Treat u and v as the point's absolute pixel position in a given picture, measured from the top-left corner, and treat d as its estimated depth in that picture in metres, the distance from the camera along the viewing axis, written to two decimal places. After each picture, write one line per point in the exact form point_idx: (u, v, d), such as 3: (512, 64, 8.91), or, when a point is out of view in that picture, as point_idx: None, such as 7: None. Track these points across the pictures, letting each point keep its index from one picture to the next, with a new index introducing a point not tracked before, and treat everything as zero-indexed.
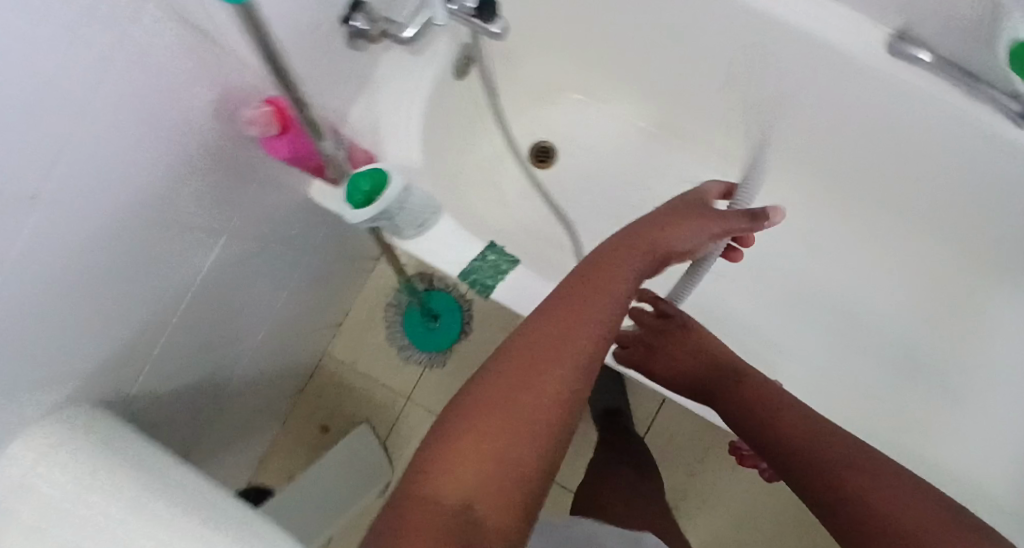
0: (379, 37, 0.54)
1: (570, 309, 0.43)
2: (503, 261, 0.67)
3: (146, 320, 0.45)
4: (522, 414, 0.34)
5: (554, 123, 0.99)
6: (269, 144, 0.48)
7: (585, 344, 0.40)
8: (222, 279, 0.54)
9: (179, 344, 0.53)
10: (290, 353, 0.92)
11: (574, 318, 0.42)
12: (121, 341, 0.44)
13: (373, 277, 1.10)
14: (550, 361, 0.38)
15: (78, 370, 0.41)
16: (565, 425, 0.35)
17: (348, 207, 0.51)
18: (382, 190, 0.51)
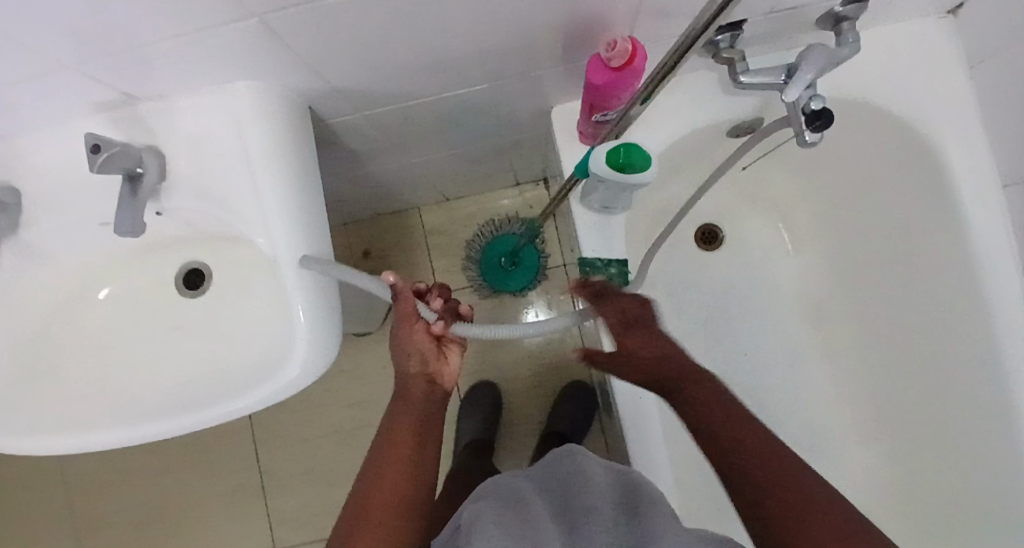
0: (724, 58, 0.59)
1: (398, 418, 0.47)
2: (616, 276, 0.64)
3: (352, 40, 0.44)
4: (378, 517, 0.41)
5: (745, 226, 0.96)
6: (598, 68, 0.49)
7: (410, 457, 0.44)
8: (427, 71, 0.55)
9: (354, 85, 0.54)
10: (396, 182, 0.96)
11: (398, 428, 0.46)
12: (320, 39, 0.43)
13: (501, 192, 1.15)
14: (392, 458, 0.44)
15: (265, 27, 0.40)
16: (417, 503, 0.43)
17: (604, 162, 0.52)
18: (638, 167, 0.53)
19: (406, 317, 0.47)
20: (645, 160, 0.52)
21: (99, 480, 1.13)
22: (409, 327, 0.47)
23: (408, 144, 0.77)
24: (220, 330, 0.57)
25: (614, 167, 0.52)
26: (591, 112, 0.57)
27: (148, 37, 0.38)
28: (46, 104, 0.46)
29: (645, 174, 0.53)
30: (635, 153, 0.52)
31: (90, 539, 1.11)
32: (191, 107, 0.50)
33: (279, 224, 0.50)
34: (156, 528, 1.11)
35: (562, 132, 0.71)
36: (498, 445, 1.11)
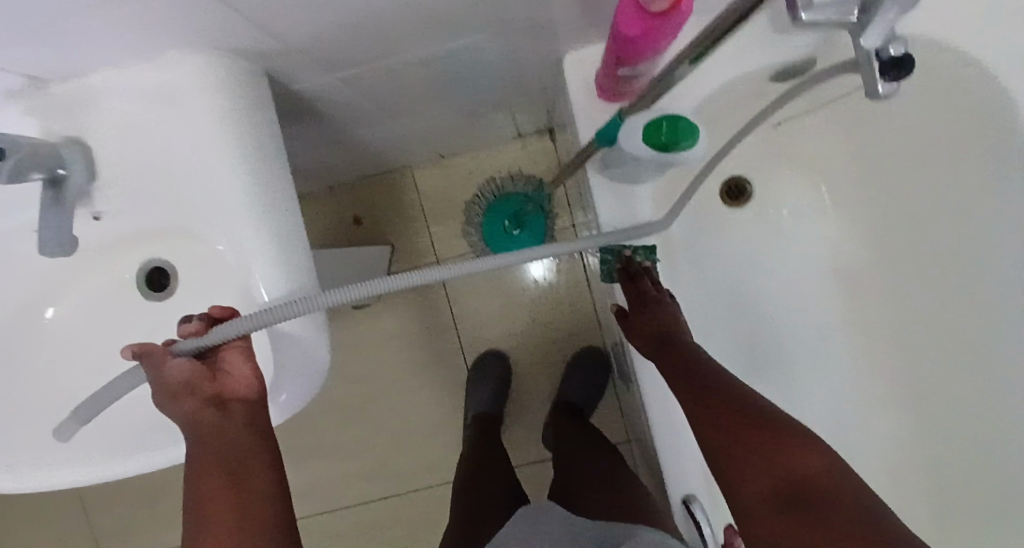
0: None
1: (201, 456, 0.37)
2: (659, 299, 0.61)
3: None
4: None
5: (777, 180, 0.86)
6: (630, 19, 0.38)
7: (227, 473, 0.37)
8: (416, 20, 0.44)
9: (329, 42, 0.44)
10: (385, 142, 0.85)
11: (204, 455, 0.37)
12: None
13: (502, 147, 1.04)
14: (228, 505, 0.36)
15: None
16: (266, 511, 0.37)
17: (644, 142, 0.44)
18: (686, 141, 0.44)
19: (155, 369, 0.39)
20: (690, 141, 0.44)
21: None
22: (157, 377, 0.38)
23: (393, 99, 0.66)
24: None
25: (657, 148, 0.44)
26: (622, 67, 0.46)
27: (57, 3, 0.27)
28: None
29: (693, 150, 0.44)
30: (678, 125, 0.43)
31: (99, 513, 1.11)
32: (120, 87, 0.39)
33: (243, 230, 0.40)
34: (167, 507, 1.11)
35: (580, 85, 0.60)
36: (508, 413, 1.08)
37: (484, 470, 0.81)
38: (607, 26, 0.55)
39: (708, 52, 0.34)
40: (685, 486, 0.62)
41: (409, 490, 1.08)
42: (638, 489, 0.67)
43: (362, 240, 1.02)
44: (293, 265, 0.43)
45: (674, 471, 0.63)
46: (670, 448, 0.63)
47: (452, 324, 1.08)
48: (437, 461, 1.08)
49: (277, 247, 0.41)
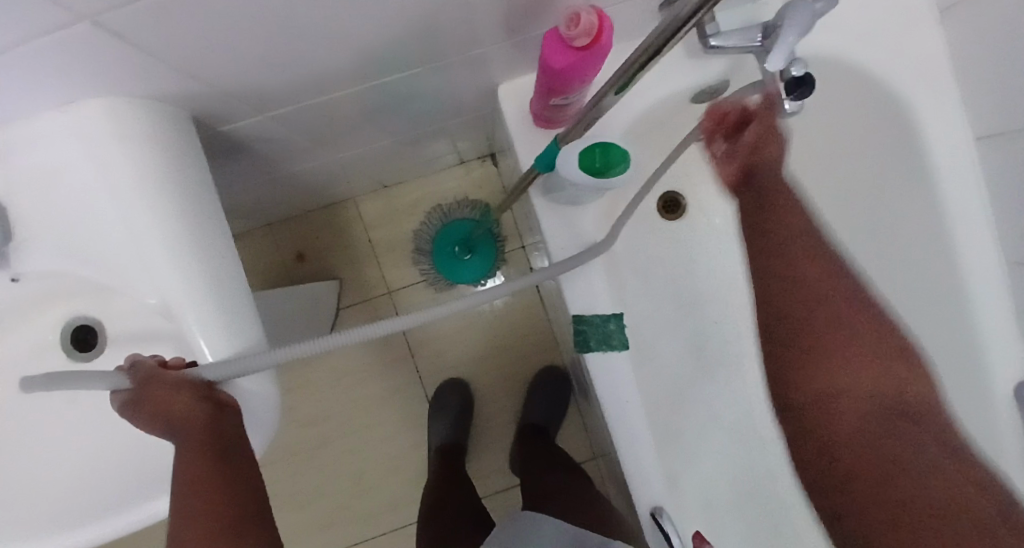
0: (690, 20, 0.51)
1: (189, 515, 0.35)
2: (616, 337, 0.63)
3: (240, 33, 0.34)
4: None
5: (708, 191, 0.92)
6: (557, 49, 0.40)
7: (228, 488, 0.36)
8: (345, 58, 0.44)
9: (256, 83, 0.43)
10: (327, 176, 0.84)
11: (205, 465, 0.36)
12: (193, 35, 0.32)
13: (447, 174, 1.04)
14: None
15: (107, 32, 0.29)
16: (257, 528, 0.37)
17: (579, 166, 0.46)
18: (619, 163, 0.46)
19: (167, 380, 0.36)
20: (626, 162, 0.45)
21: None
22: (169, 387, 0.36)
23: (332, 133, 0.65)
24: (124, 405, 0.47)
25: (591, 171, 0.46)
26: (553, 96, 0.48)
27: None
28: None
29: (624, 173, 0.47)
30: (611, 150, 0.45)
31: None
32: (38, 143, 0.38)
33: (173, 282, 0.38)
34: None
35: (516, 113, 0.61)
36: (471, 441, 1.07)
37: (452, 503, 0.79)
38: (536, 57, 0.57)
39: (636, 78, 0.37)
40: (650, 498, 0.63)
41: (372, 536, 1.03)
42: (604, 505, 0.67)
43: (307, 276, 0.99)
44: (231, 315, 0.41)
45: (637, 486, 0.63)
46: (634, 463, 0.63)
47: (408, 356, 1.06)
48: (400, 501, 1.04)
49: (211, 298, 0.39)
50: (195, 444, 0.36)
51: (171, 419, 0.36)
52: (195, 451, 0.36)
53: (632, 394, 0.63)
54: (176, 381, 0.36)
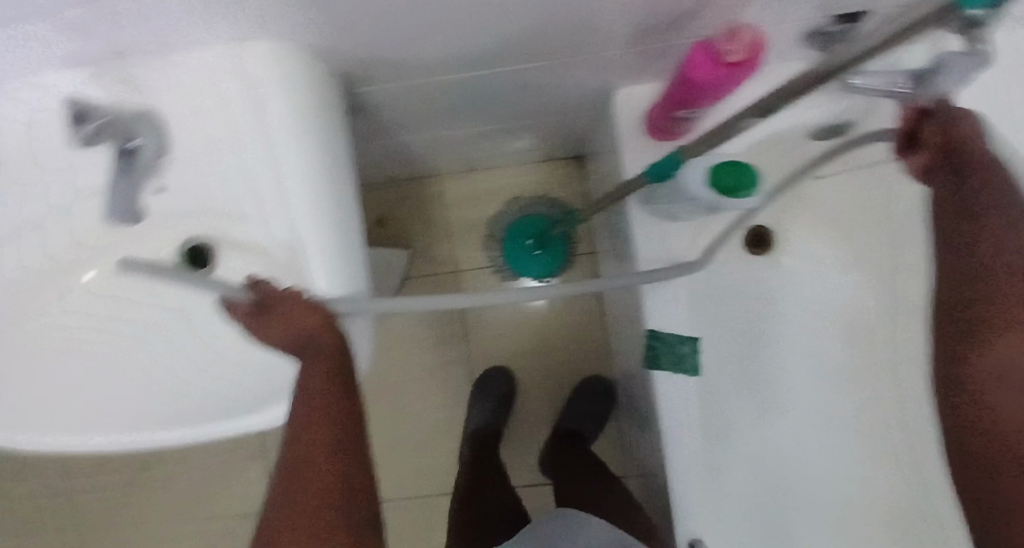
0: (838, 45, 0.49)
1: (305, 425, 0.38)
2: (688, 362, 0.62)
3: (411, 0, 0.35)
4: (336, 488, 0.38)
5: (801, 232, 0.88)
6: (699, 61, 0.39)
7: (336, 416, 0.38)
8: (489, 39, 0.46)
9: (404, 49, 0.45)
10: (423, 150, 0.87)
11: (320, 390, 0.38)
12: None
13: (532, 167, 1.06)
14: (315, 492, 0.38)
15: None
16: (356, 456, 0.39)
17: None
18: None
19: (293, 310, 0.38)
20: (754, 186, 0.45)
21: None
22: (292, 318, 0.38)
23: (445, 110, 0.67)
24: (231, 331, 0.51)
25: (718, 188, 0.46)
26: (682, 109, 0.47)
27: None
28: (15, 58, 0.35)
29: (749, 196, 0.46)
30: None
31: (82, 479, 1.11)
32: (199, 68, 0.40)
33: (307, 220, 0.41)
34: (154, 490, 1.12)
35: (627, 118, 0.61)
36: (508, 433, 1.08)
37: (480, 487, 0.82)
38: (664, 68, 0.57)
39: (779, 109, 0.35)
40: (690, 528, 0.63)
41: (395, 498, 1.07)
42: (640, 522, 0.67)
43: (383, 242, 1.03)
44: (347, 263, 0.43)
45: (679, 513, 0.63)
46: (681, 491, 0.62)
47: (462, 336, 1.09)
48: (430, 473, 1.07)
49: (334, 246, 0.42)
50: (321, 365, 0.38)
51: (303, 337, 0.38)
52: (320, 372, 0.38)
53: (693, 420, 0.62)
54: (303, 305, 0.38)
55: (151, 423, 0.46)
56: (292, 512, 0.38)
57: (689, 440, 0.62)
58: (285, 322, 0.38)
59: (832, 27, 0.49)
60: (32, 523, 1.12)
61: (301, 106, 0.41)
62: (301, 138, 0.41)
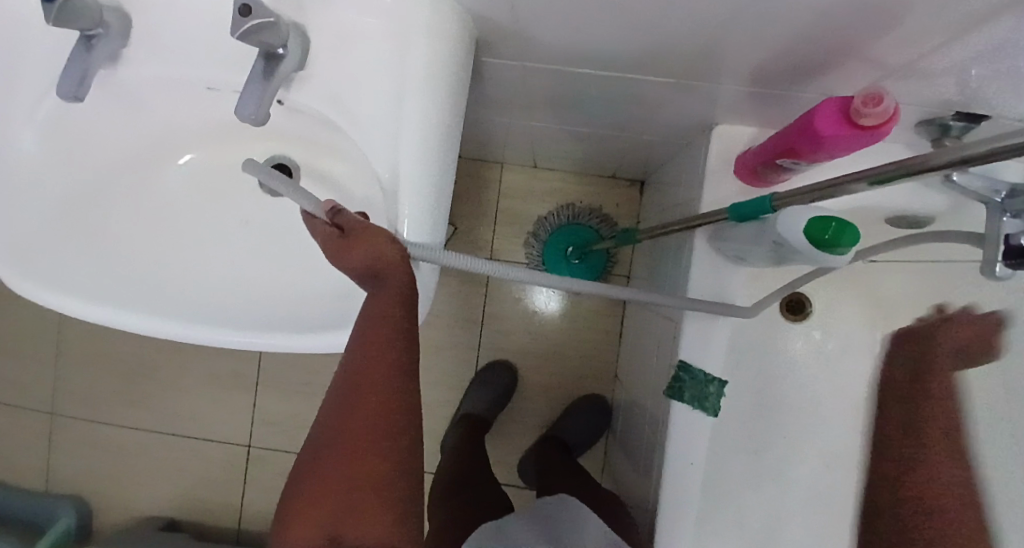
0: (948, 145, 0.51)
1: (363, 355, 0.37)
2: (711, 402, 0.62)
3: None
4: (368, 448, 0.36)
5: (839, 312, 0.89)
6: (831, 115, 0.40)
7: (390, 373, 0.36)
8: (622, 40, 0.46)
9: (541, 29, 0.46)
10: (499, 133, 0.88)
11: (380, 340, 0.36)
12: None
13: (592, 179, 1.06)
14: (361, 426, 0.36)
15: None
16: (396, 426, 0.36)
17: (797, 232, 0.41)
18: (853, 238, 0.38)
19: (367, 241, 0.38)
20: (852, 248, 0.39)
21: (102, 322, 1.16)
22: (363, 246, 0.37)
23: (541, 100, 0.68)
24: (298, 253, 0.53)
25: (812, 242, 0.39)
26: (793, 159, 0.46)
27: None
28: None
29: (841, 259, 0.40)
30: (840, 225, 0.39)
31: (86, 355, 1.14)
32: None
33: (416, 164, 0.41)
34: (148, 386, 1.15)
35: (718, 153, 0.61)
36: (498, 428, 1.08)
37: (458, 477, 0.82)
38: (770, 117, 0.58)
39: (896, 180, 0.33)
40: None
41: None
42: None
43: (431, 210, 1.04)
44: (435, 214, 0.44)
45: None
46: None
47: (479, 322, 1.09)
48: None
49: (430, 194, 0.43)
50: (388, 299, 0.37)
51: (376, 268, 0.37)
52: (386, 305, 0.37)
53: (698, 459, 0.63)
54: (381, 236, 0.38)
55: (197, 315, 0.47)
56: (333, 440, 0.37)
57: (687, 477, 0.63)
58: (355, 255, 0.38)
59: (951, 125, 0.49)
60: (25, 384, 1.16)
61: (439, 53, 0.41)
62: (432, 83, 0.41)
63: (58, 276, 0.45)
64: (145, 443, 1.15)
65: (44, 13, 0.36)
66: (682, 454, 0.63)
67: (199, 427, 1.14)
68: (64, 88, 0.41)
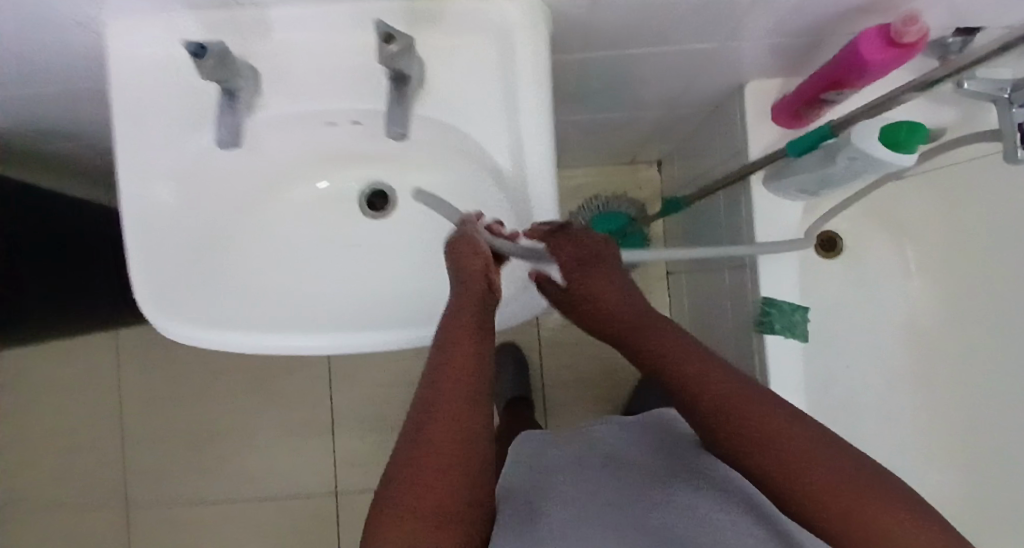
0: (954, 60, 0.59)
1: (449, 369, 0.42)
2: (798, 328, 0.68)
3: None
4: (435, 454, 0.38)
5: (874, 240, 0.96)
6: (871, 43, 0.47)
7: (461, 389, 0.42)
8: (672, 21, 0.54)
9: (608, 18, 0.52)
10: None
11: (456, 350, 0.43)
12: None
13: (614, 168, 1.15)
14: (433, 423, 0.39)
15: None
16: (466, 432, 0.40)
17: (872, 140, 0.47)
18: (921, 135, 0.45)
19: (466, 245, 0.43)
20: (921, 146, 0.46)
21: (170, 396, 1.20)
22: (467, 248, 0.44)
23: (581, 98, 0.77)
24: (417, 263, 0.58)
25: (888, 147, 0.46)
26: (838, 87, 0.54)
27: None
28: None
29: (910, 158, 0.47)
30: (907, 127, 0.45)
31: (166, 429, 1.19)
32: (457, 11, 0.46)
33: (535, 155, 0.47)
34: (221, 447, 1.19)
35: (755, 109, 0.68)
36: (572, 417, 1.15)
37: None
38: (798, 67, 0.65)
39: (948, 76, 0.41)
40: None
41: None
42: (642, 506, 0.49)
43: None
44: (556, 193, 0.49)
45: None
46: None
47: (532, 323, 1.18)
48: None
49: (551, 175, 0.48)
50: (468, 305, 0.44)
51: (461, 272, 0.44)
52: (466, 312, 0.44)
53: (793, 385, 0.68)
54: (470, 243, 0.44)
55: (352, 328, 0.51)
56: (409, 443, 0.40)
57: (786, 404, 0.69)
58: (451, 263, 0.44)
59: (953, 42, 0.56)
60: (101, 469, 1.19)
61: (537, 51, 0.47)
62: (538, 78, 0.47)
63: (208, 312, 0.50)
64: (231, 506, 1.18)
65: (197, 63, 0.41)
66: (777, 383, 0.69)
67: (281, 475, 1.18)
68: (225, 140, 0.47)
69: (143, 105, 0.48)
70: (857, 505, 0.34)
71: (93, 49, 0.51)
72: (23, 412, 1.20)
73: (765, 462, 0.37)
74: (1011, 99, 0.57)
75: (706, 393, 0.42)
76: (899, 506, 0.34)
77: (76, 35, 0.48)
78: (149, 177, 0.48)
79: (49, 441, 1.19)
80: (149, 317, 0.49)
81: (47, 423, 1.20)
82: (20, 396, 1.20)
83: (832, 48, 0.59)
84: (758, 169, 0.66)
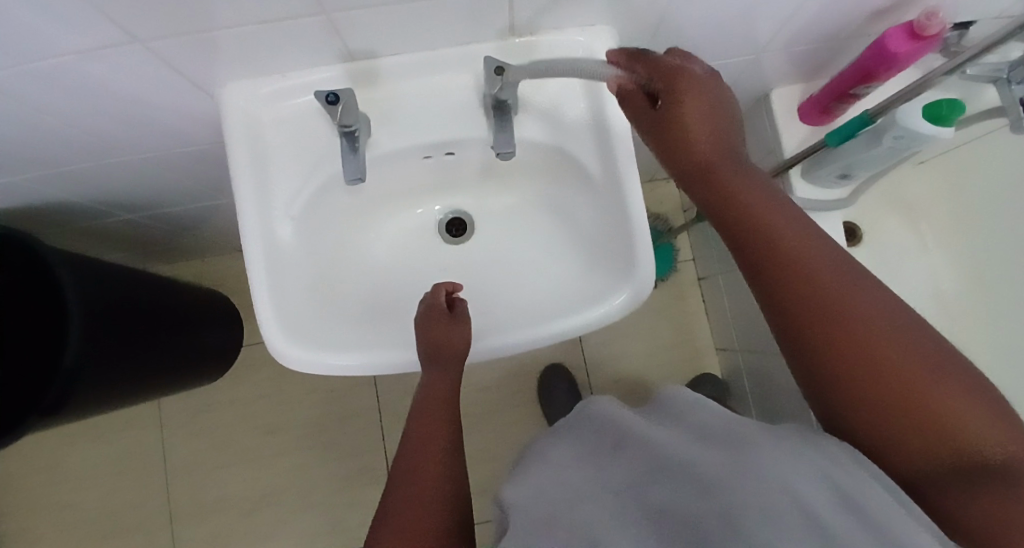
0: (953, 51, 0.62)
1: (428, 422, 0.48)
2: None
3: None
4: (427, 477, 0.43)
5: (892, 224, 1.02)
6: (899, 41, 0.55)
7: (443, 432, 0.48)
8: (710, 44, 0.62)
9: (661, 40, 0.59)
10: None
11: (439, 397, 0.51)
12: None
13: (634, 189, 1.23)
14: (427, 454, 0.46)
15: None
16: (448, 461, 0.46)
17: (922, 118, 0.57)
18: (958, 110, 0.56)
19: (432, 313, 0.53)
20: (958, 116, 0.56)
21: (218, 461, 1.18)
22: (434, 311, 0.53)
23: None
24: (515, 277, 0.63)
25: (936, 119, 0.56)
26: (867, 83, 0.62)
27: None
28: (432, 32, 0.48)
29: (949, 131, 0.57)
30: (947, 105, 0.56)
31: (216, 497, 1.16)
32: (541, 45, 0.52)
33: (626, 162, 0.52)
34: (272, 507, 1.16)
35: (779, 113, 0.76)
36: None
37: None
38: (813, 72, 0.73)
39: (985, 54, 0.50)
40: None
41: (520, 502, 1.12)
42: (627, 461, 0.39)
43: None
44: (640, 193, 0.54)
45: (775, 447, 0.34)
46: (783, 471, 0.31)
47: (576, 341, 1.22)
48: None
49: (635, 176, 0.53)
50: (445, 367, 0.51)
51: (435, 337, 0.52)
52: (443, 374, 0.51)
53: None
54: (435, 310, 0.53)
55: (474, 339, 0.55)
56: (405, 472, 0.44)
57: None
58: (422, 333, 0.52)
59: (952, 37, 0.60)
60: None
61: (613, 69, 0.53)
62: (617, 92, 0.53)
63: (326, 341, 0.53)
64: None
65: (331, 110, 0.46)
66: None
67: (338, 530, 1.15)
68: (349, 172, 0.50)
69: (262, 154, 0.52)
70: (932, 388, 0.33)
71: (207, 112, 0.57)
72: (62, 498, 1.15)
73: (870, 364, 0.35)
74: (1010, 78, 0.61)
75: (801, 264, 0.39)
76: (974, 393, 0.33)
77: (197, 99, 0.53)
78: (274, 218, 0.52)
79: (92, 524, 1.15)
80: (277, 351, 0.50)
81: (88, 507, 1.15)
82: (58, 481, 1.16)
83: (845, 50, 0.67)
84: (796, 169, 0.73)
